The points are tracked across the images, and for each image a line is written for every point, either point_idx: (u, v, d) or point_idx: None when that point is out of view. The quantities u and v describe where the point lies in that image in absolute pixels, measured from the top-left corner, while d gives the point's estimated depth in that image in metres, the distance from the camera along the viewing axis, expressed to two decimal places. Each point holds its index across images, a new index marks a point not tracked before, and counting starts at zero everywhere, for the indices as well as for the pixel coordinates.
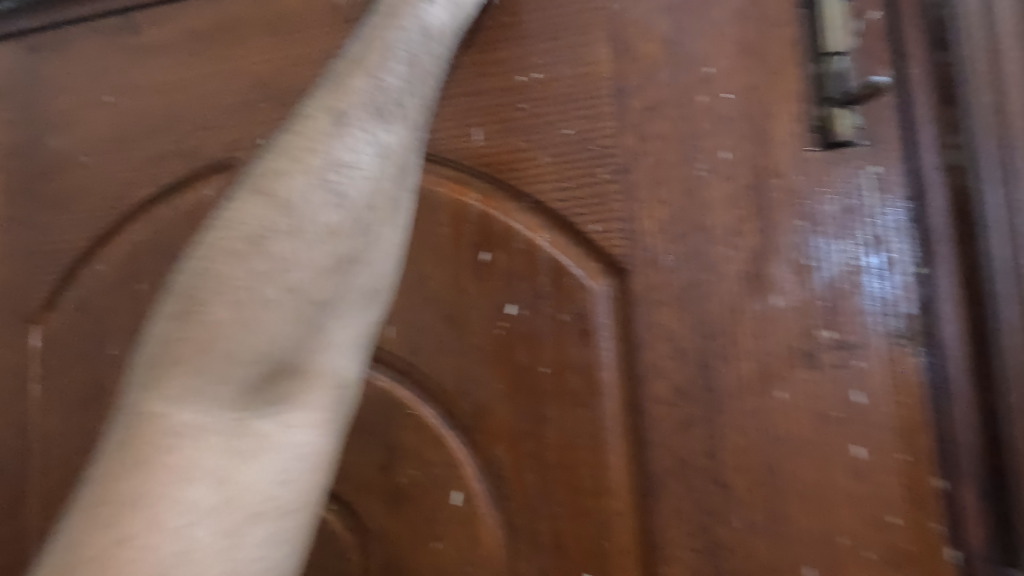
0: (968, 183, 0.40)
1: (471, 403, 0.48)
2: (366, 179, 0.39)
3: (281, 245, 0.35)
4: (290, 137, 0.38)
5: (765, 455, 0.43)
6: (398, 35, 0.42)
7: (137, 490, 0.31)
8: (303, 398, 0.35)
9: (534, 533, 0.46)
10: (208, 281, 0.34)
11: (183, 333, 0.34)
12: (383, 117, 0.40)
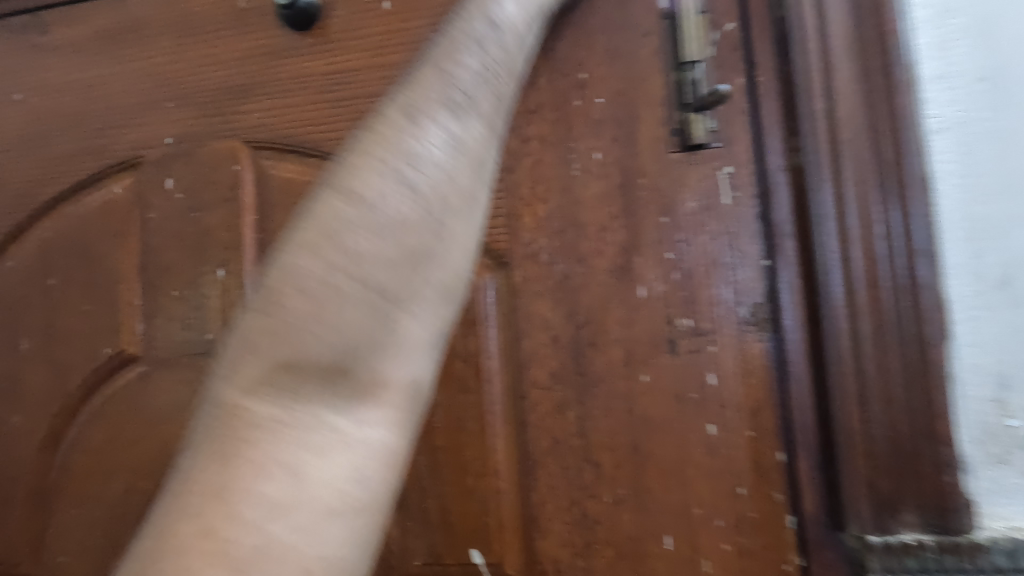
0: (806, 185, 0.44)
1: None
2: (446, 155, 0.28)
3: (356, 236, 0.26)
4: (368, 120, 0.28)
5: (630, 434, 0.46)
6: (477, 24, 0.33)
7: (219, 481, 0.25)
8: (380, 398, 0.27)
9: (425, 512, 0.50)
10: (291, 255, 0.26)
11: (259, 321, 0.26)
12: (458, 108, 0.29)
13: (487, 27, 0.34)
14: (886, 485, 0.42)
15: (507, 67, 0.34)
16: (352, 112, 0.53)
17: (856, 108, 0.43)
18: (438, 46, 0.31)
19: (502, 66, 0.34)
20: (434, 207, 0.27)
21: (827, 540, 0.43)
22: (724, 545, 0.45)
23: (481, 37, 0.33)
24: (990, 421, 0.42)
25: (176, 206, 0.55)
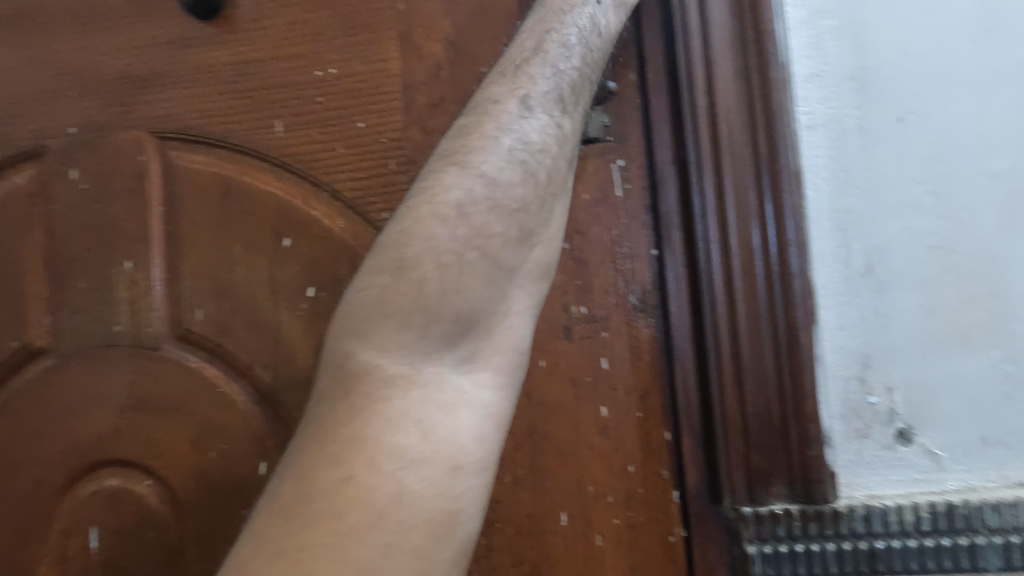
0: (690, 180, 0.47)
1: (277, 380, 0.52)
2: (542, 150, 0.39)
3: (480, 211, 0.35)
4: (473, 113, 0.39)
5: (528, 417, 0.48)
6: (568, 28, 0.43)
7: (354, 434, 0.30)
8: (487, 356, 0.34)
9: None
10: (428, 210, 0.34)
11: (402, 257, 0.33)
12: (560, 108, 0.41)
13: (568, 36, 0.43)
14: (757, 460, 0.45)
15: (591, 67, 0.44)
16: (259, 102, 0.53)
17: (735, 105, 0.45)
18: (534, 56, 0.42)
19: (587, 68, 0.43)
20: (540, 191, 0.38)
21: (707, 512, 0.46)
22: (615, 520, 0.47)
23: (559, 37, 0.42)
24: (852, 397, 0.45)
25: (81, 196, 0.54)
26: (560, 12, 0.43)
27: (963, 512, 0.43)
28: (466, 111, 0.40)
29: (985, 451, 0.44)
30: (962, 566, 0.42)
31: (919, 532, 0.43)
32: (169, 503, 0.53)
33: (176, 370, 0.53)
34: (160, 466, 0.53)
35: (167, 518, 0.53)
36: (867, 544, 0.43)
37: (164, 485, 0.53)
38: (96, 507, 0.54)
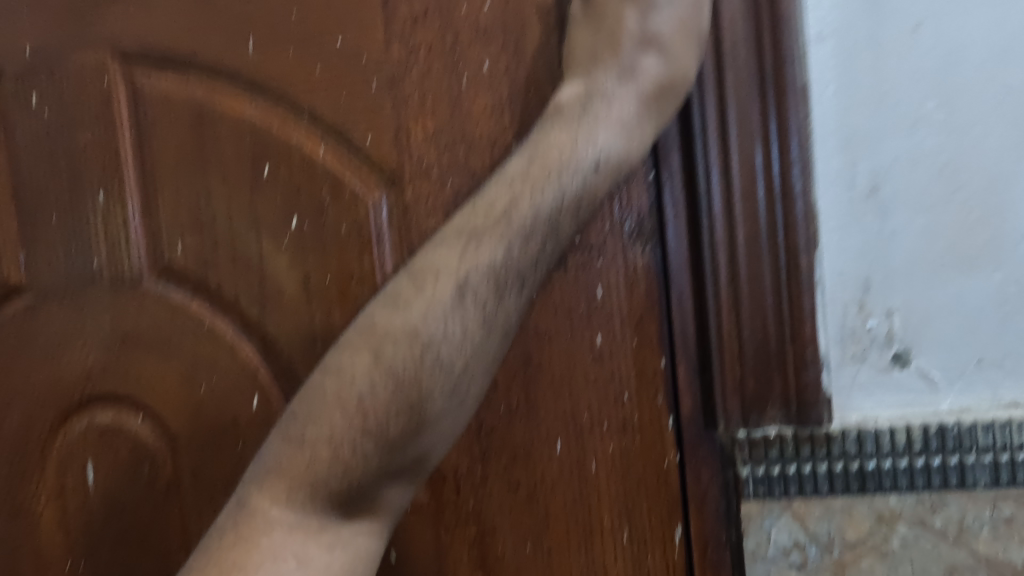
0: (689, 97, 0.44)
1: (264, 315, 0.51)
2: (461, 339, 0.38)
3: (394, 357, 0.37)
4: (441, 244, 0.41)
5: (522, 347, 0.48)
6: (566, 145, 0.41)
7: (241, 561, 0.33)
8: (370, 520, 0.37)
9: None
10: (336, 381, 0.37)
11: (303, 426, 0.36)
12: (529, 255, 0.40)
13: (567, 174, 0.41)
14: (752, 386, 0.44)
15: (575, 215, 0.42)
16: (228, 19, 0.49)
17: (739, 14, 0.43)
18: (524, 180, 0.41)
19: (565, 218, 0.41)
20: (458, 366, 0.38)
21: (702, 438, 0.47)
22: (609, 446, 0.48)
23: (530, 205, 0.40)
24: (850, 321, 0.44)
25: (46, 123, 0.51)
26: (567, 121, 0.42)
27: (955, 432, 0.43)
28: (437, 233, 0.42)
29: (980, 373, 0.44)
30: (950, 483, 0.43)
31: (910, 452, 0.43)
32: (162, 438, 0.53)
33: (161, 307, 0.52)
34: (151, 401, 0.52)
35: (162, 452, 0.53)
36: (858, 465, 0.43)
37: (157, 420, 0.53)
38: (90, 442, 0.53)
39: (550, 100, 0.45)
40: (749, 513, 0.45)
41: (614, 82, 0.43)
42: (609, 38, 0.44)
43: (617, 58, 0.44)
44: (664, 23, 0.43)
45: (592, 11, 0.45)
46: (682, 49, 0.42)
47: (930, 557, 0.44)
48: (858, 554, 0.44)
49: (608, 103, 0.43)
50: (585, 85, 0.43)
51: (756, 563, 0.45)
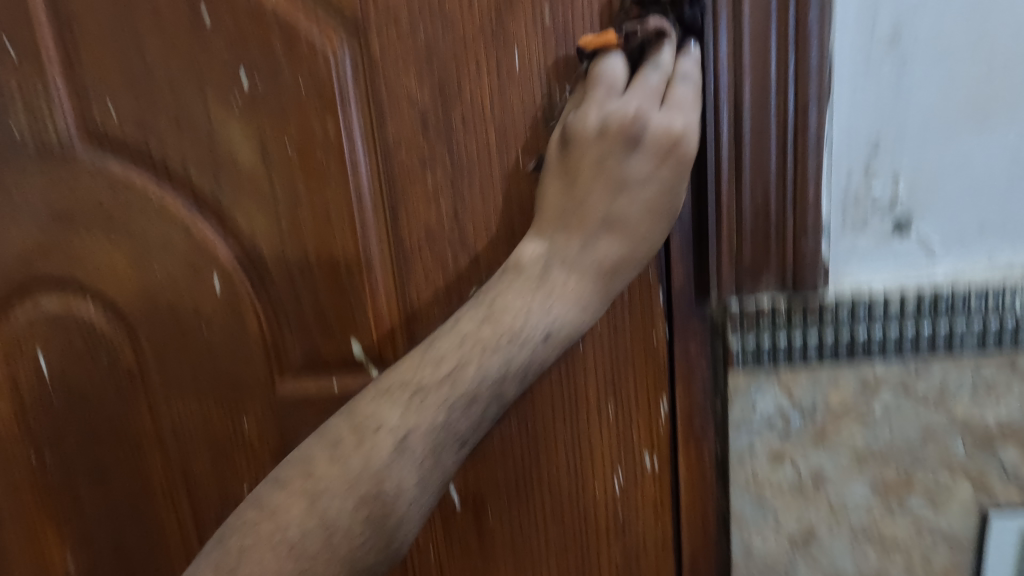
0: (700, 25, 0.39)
1: (219, 190, 0.46)
2: (395, 502, 0.36)
3: (322, 522, 0.35)
4: (381, 392, 0.38)
5: (506, 218, 0.45)
6: (519, 316, 0.39)
7: None
8: None
9: (300, 312, 0.48)
10: (266, 519, 0.35)
11: (235, 561, 0.34)
12: (459, 440, 0.39)
13: (520, 328, 0.39)
14: (747, 253, 0.42)
15: (522, 380, 0.40)
16: None
17: None
18: (474, 337, 0.39)
19: (513, 381, 0.39)
20: (387, 534, 0.36)
21: (693, 312, 0.45)
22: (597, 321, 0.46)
23: (479, 368, 0.38)
24: (854, 185, 0.42)
25: None
26: (521, 285, 0.39)
27: (948, 299, 0.42)
28: (378, 378, 0.40)
29: (978, 239, 0.42)
30: (936, 347, 0.43)
31: (902, 319, 0.42)
32: (119, 325, 0.49)
33: (100, 180, 0.46)
34: (102, 286, 0.48)
35: (122, 340, 0.49)
36: (848, 332, 0.43)
37: (111, 307, 0.49)
38: (39, 329, 0.50)
39: (513, 252, 0.42)
40: (736, 385, 0.44)
41: (578, 249, 0.40)
42: (580, 202, 0.40)
43: (582, 233, 0.40)
44: (629, 206, 0.39)
45: (568, 163, 0.40)
46: (640, 228, 0.40)
47: (909, 421, 0.44)
48: (839, 420, 0.45)
49: (567, 261, 0.40)
50: (545, 249, 0.40)
51: (739, 432, 0.45)
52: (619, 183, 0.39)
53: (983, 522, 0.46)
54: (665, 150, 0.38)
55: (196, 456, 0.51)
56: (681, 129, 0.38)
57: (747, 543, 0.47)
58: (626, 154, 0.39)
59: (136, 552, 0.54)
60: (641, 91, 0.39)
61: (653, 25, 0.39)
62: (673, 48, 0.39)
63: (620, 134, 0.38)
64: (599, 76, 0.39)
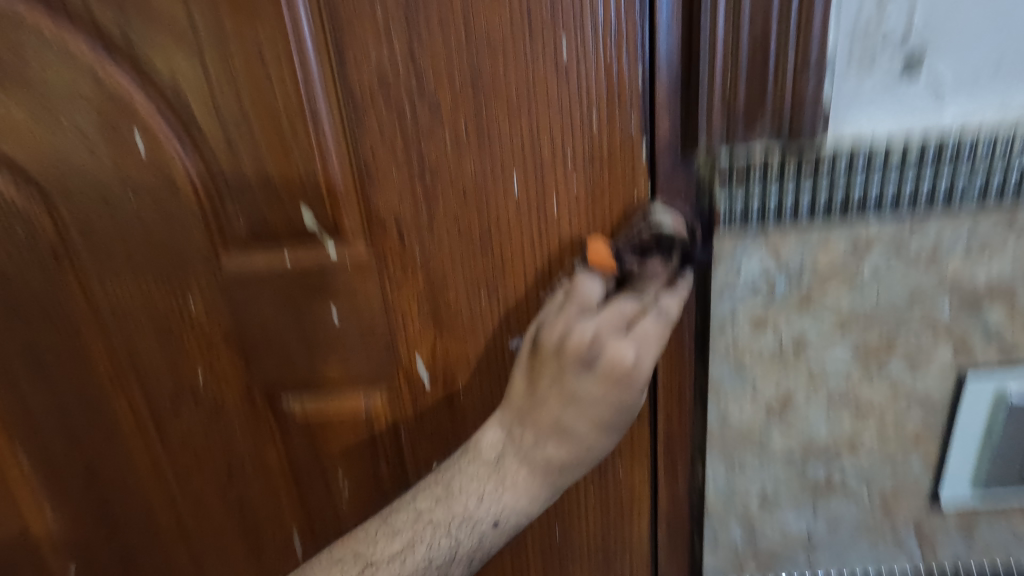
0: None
1: (128, 27, 0.38)
2: None
3: None
4: (343, 554, 0.46)
5: (470, 59, 0.39)
6: (457, 523, 0.44)
7: None
8: None
9: (241, 176, 0.42)
10: None
11: None
12: None
13: (456, 528, 0.44)
14: (738, 96, 0.38)
15: (466, 562, 0.45)
16: None
17: None
18: (421, 530, 0.44)
19: (455, 563, 0.45)
20: None
21: (678, 170, 0.41)
22: (573, 181, 0.42)
23: (425, 551, 0.44)
24: (865, 14, 0.36)
25: None
26: (466, 494, 0.44)
27: (954, 145, 0.38)
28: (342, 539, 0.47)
29: (993, 80, 0.38)
30: (936, 203, 0.40)
31: (901, 172, 0.39)
32: (34, 194, 0.44)
33: None
34: (8, 148, 0.42)
35: (38, 211, 0.44)
36: (843, 189, 0.40)
37: (21, 173, 0.43)
38: None
39: (475, 432, 0.46)
40: (721, 249, 0.42)
41: (530, 445, 0.44)
42: (535, 410, 0.43)
43: (536, 433, 0.43)
44: (576, 419, 0.42)
45: (534, 361, 0.42)
46: (585, 438, 0.43)
47: (897, 283, 0.42)
48: (826, 284, 0.42)
49: (506, 454, 0.44)
50: (503, 437, 0.44)
51: (722, 299, 0.43)
52: (571, 396, 0.42)
53: (958, 383, 0.45)
54: (615, 378, 0.40)
55: (142, 339, 0.48)
56: (632, 363, 0.40)
57: (723, 411, 0.47)
58: (579, 371, 0.41)
59: (92, 440, 0.52)
60: (610, 316, 0.40)
61: (648, 269, 0.42)
62: (663, 287, 0.41)
63: (576, 354, 0.40)
64: (574, 293, 0.42)
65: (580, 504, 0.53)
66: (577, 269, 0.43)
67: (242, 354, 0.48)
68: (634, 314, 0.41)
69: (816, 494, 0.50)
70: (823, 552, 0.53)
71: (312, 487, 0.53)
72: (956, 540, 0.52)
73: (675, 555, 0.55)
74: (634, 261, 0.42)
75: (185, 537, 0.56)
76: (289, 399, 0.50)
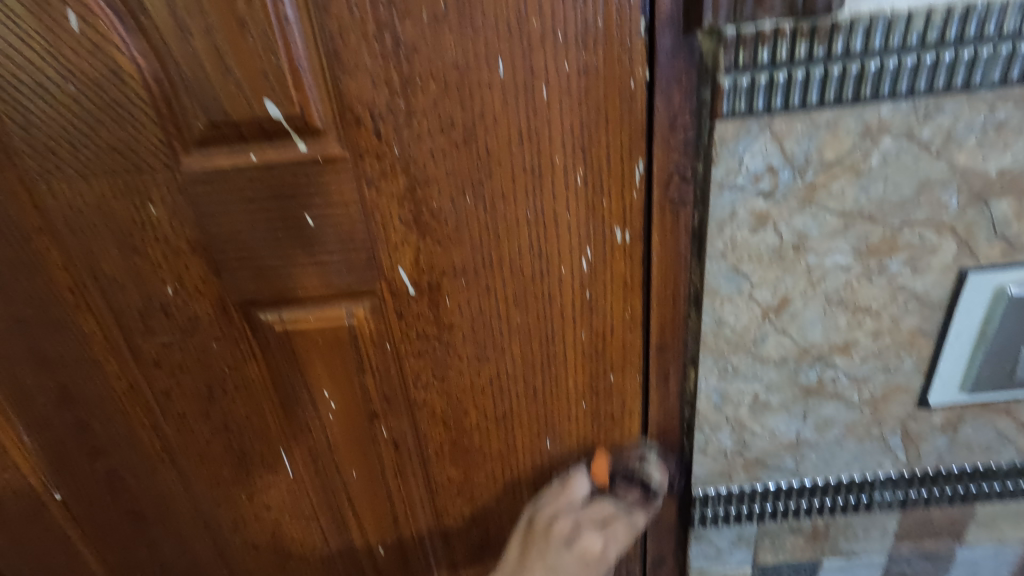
0: None
1: None
2: None
3: None
4: None
5: None
6: None
7: None
8: None
9: (194, 64, 0.38)
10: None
11: None
12: None
13: None
14: None
15: None
16: None
17: None
18: None
19: None
20: None
21: (680, 47, 0.38)
22: (565, 66, 0.38)
23: None
24: None
25: None
26: None
27: (981, 16, 0.35)
28: None
29: None
30: (954, 84, 0.37)
31: (922, 47, 0.36)
32: None
33: None
34: None
35: None
36: (858, 67, 0.36)
37: None
38: None
39: None
40: (722, 138, 0.39)
41: None
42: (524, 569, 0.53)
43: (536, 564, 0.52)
44: (565, 560, 0.52)
45: (529, 536, 0.54)
46: None
47: (906, 173, 0.40)
48: (831, 175, 0.40)
49: None
50: None
51: (721, 194, 0.41)
52: (553, 566, 0.52)
53: (958, 280, 0.44)
54: (587, 561, 0.53)
55: (101, 249, 0.45)
56: (600, 551, 0.53)
57: (719, 315, 0.46)
58: (562, 546, 0.52)
59: (60, 359, 0.49)
60: (592, 514, 0.53)
61: (630, 497, 0.54)
62: (642, 500, 0.54)
63: (559, 536, 0.53)
64: (567, 490, 0.54)
65: (571, 414, 0.53)
66: (579, 467, 0.55)
67: (212, 264, 0.45)
68: (606, 513, 0.53)
69: (807, 397, 0.50)
70: (810, 454, 0.53)
71: (297, 402, 0.52)
72: (939, 439, 0.53)
73: (665, 463, 0.56)
74: (622, 481, 0.55)
75: (168, 457, 0.55)
76: (267, 312, 0.47)
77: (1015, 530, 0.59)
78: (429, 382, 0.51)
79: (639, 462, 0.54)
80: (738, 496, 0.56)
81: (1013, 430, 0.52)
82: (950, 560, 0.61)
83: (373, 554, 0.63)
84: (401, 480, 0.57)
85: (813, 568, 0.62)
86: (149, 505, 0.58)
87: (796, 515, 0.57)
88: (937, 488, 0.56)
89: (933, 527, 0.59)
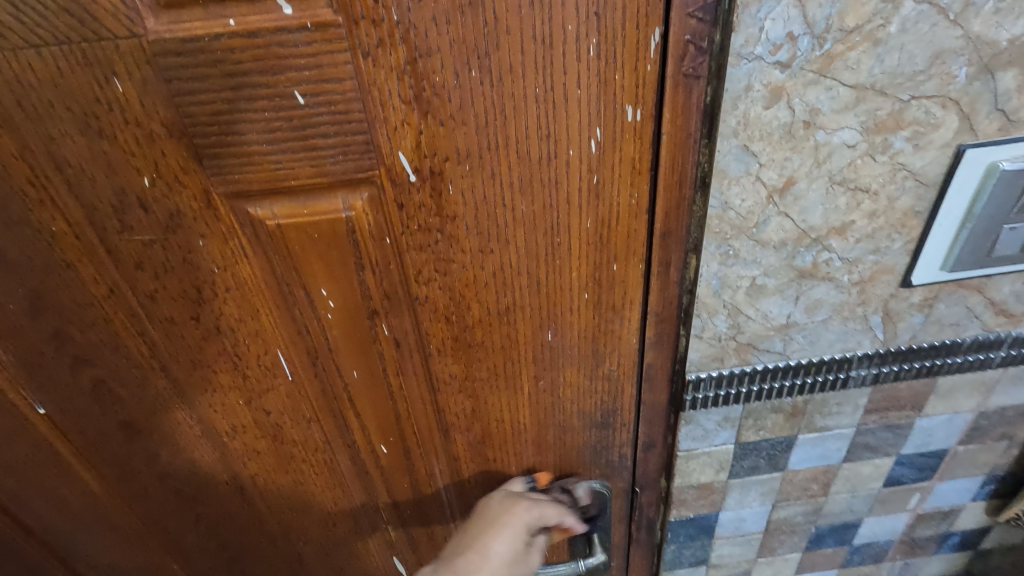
0: None
1: None
2: None
3: None
4: None
5: None
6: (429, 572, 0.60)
7: None
8: None
9: None
10: None
11: None
12: None
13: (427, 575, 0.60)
14: None
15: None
16: None
17: None
18: None
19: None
20: None
21: None
22: None
23: None
24: None
25: None
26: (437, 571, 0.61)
27: None
28: None
29: None
30: None
31: None
32: None
33: None
34: None
35: None
36: None
37: None
38: None
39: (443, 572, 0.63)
40: (744, 1, 0.38)
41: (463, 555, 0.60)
42: (468, 536, 0.62)
43: (476, 520, 0.62)
44: (494, 509, 0.62)
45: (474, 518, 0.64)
46: (498, 557, 0.60)
47: (922, 42, 0.39)
48: (849, 44, 0.39)
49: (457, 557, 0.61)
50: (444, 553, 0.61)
51: (738, 65, 0.40)
52: (489, 518, 0.61)
53: (954, 158, 0.45)
54: (518, 517, 0.61)
55: (62, 135, 0.40)
56: (528, 513, 0.62)
57: (725, 197, 0.46)
58: (496, 505, 0.63)
59: (28, 264, 0.46)
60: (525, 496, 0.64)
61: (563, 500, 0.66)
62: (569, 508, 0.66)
63: (494, 504, 0.63)
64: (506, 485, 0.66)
65: (573, 305, 0.53)
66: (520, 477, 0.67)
67: (193, 151, 0.42)
68: (555, 513, 0.63)
69: (801, 280, 0.52)
70: (798, 336, 0.56)
71: (294, 301, 0.51)
72: (916, 318, 0.56)
73: (661, 352, 0.57)
74: (558, 492, 0.67)
75: (159, 365, 0.53)
76: (257, 207, 0.45)
77: (968, 400, 0.65)
78: (431, 278, 0.50)
79: (574, 484, 0.67)
80: (728, 379, 0.59)
81: (981, 306, 0.56)
82: (909, 428, 0.68)
83: (375, 454, 0.64)
84: (402, 379, 0.57)
85: (789, 443, 0.67)
86: (142, 416, 0.57)
87: (779, 394, 0.61)
88: (907, 363, 0.60)
89: (898, 400, 0.64)
